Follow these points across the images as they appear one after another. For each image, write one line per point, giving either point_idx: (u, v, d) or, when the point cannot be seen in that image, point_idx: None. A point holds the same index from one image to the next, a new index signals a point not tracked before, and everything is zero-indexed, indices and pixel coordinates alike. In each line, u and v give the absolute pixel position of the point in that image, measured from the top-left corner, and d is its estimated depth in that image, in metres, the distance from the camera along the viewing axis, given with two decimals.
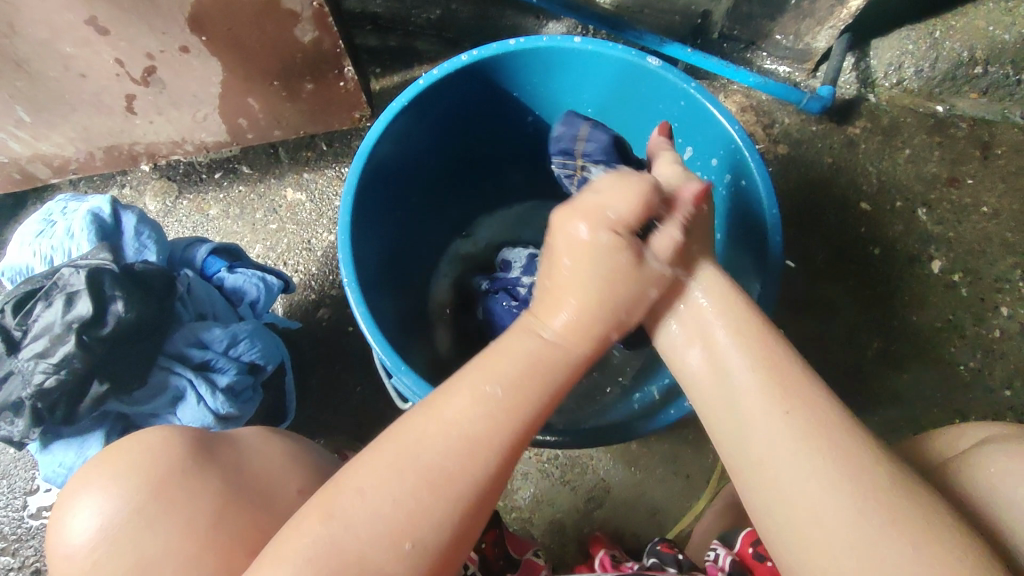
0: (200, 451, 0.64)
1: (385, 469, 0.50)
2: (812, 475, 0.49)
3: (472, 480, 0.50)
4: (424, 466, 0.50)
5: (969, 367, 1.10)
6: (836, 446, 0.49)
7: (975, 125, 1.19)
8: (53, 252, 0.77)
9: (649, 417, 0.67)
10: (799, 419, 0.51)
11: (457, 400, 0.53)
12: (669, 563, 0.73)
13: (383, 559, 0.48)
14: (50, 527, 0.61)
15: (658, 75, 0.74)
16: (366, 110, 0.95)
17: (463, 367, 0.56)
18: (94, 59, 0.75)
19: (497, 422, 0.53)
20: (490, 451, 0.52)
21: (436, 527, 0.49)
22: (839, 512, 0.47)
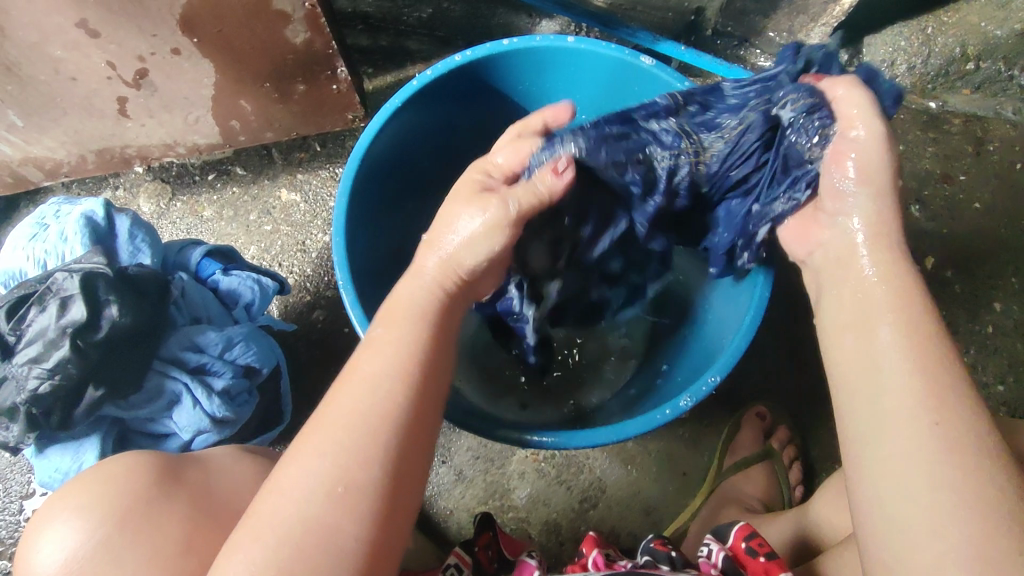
0: (167, 472, 0.64)
1: (327, 428, 0.53)
2: (947, 484, 0.47)
3: (397, 415, 0.54)
4: (348, 415, 0.53)
5: (964, 363, 1.10)
6: (957, 416, 0.49)
7: (969, 120, 1.20)
8: (45, 257, 0.76)
9: (644, 418, 0.67)
10: (952, 430, 0.48)
11: (368, 353, 0.58)
12: (662, 560, 0.72)
13: (325, 510, 0.50)
14: (20, 554, 0.62)
15: (651, 74, 0.74)
16: (359, 110, 0.95)
17: (379, 329, 0.60)
18: (84, 62, 0.75)
19: (410, 360, 0.57)
20: (396, 389, 0.55)
21: (365, 467, 0.51)
22: (952, 514, 0.46)
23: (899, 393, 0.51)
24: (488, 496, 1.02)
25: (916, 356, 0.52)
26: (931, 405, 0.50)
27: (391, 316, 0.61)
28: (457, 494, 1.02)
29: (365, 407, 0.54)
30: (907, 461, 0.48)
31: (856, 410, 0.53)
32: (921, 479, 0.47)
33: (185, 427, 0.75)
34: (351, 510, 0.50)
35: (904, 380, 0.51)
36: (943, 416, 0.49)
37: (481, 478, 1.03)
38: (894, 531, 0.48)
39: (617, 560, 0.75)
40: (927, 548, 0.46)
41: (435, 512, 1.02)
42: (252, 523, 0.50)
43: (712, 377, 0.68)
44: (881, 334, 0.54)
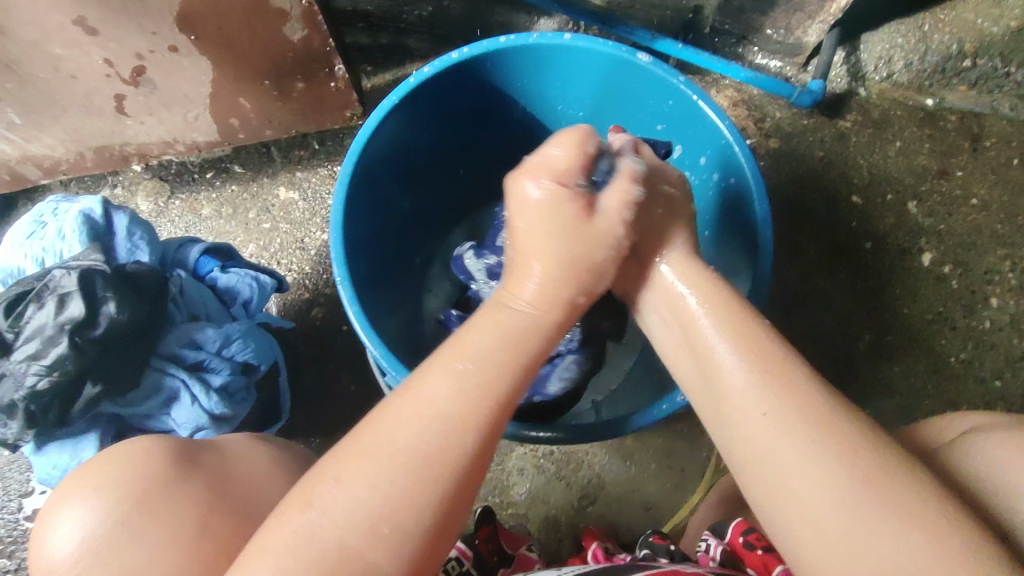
0: (185, 455, 0.64)
1: (418, 400, 0.50)
2: (802, 457, 0.47)
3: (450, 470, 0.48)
4: (440, 395, 0.50)
5: (961, 358, 1.11)
6: (790, 394, 0.50)
7: (966, 117, 1.20)
8: (44, 254, 0.76)
9: (641, 413, 0.68)
10: (779, 403, 0.50)
11: (493, 329, 0.55)
12: (661, 554, 0.73)
13: (410, 486, 0.47)
14: (37, 535, 0.61)
15: (648, 71, 0.74)
16: (357, 108, 0.95)
17: (523, 305, 0.58)
18: (82, 59, 0.75)
19: (517, 344, 0.55)
20: (508, 368, 0.53)
21: (457, 447, 0.49)
22: (838, 485, 0.46)
23: (739, 396, 0.52)
24: (487, 492, 1.02)
25: (744, 347, 0.53)
26: (761, 386, 0.51)
27: (559, 292, 0.59)
28: None
29: (427, 442, 0.49)
30: (779, 441, 0.49)
31: (710, 410, 0.55)
32: (807, 461, 0.47)
33: (183, 424, 0.75)
34: (429, 488, 0.48)
35: (740, 374, 0.52)
36: (772, 404, 0.50)
37: None
38: (784, 507, 0.48)
39: (617, 554, 0.76)
40: (809, 519, 0.46)
41: None
42: (327, 492, 0.47)
43: None
44: (704, 330, 0.56)
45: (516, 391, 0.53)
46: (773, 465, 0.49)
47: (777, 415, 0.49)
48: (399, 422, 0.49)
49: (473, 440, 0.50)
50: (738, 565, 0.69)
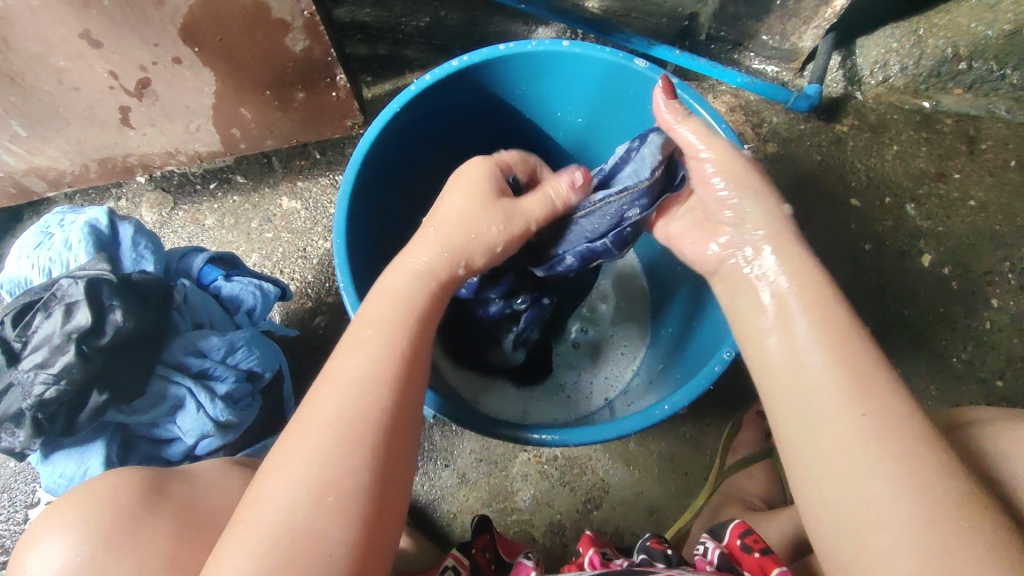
0: (153, 488, 0.64)
1: (308, 440, 0.51)
2: (883, 472, 0.46)
3: (373, 433, 0.52)
4: (326, 426, 0.52)
5: (962, 359, 1.11)
6: (886, 404, 0.49)
7: (961, 121, 1.22)
8: (50, 264, 0.77)
9: (643, 414, 0.68)
10: (880, 421, 0.48)
11: (354, 355, 0.56)
12: (658, 559, 0.72)
13: (309, 515, 0.48)
14: (11, 568, 0.61)
15: (644, 77, 0.75)
16: (358, 117, 0.96)
17: (365, 333, 0.58)
18: (87, 72, 0.76)
19: (390, 366, 0.56)
20: (386, 393, 0.54)
21: (355, 473, 0.50)
22: (907, 511, 0.45)
23: (826, 397, 0.50)
24: (490, 499, 1.02)
25: (839, 349, 0.51)
26: (848, 388, 0.50)
27: (381, 317, 0.59)
28: (460, 497, 1.03)
29: (348, 413, 0.53)
30: (853, 449, 0.48)
31: (782, 404, 0.53)
32: (885, 472, 0.46)
33: (188, 432, 0.75)
34: (333, 515, 0.48)
35: (830, 374, 0.51)
36: (868, 405, 0.49)
37: (483, 480, 1.03)
38: (852, 521, 0.47)
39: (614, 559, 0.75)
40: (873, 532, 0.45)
41: (438, 515, 1.02)
42: (234, 538, 0.48)
43: (710, 374, 0.68)
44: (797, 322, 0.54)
45: (397, 412, 0.54)
46: (840, 479, 0.48)
47: (874, 417, 0.48)
48: (323, 400, 0.54)
49: (379, 404, 0.54)
50: (735, 568, 0.69)
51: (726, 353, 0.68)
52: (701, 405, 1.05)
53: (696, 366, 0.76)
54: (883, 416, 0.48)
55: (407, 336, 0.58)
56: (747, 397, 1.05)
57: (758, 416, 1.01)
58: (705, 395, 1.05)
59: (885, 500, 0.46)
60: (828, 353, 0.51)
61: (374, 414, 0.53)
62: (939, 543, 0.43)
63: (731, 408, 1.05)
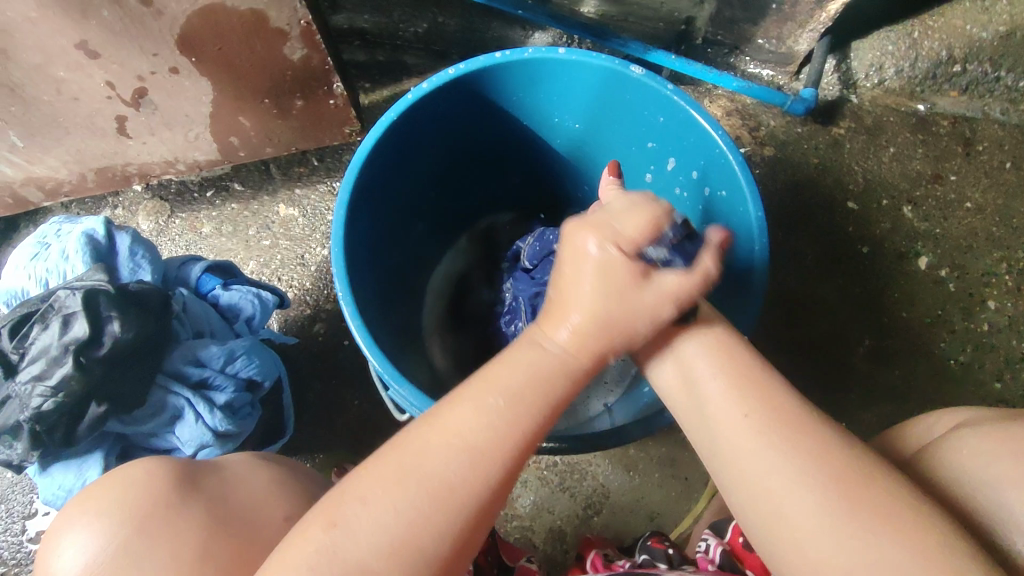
0: (186, 480, 0.64)
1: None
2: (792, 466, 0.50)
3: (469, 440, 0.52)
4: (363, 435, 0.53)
5: (960, 361, 1.11)
6: (758, 398, 0.54)
7: (957, 122, 1.22)
8: (48, 275, 0.77)
9: (643, 421, 0.68)
10: (759, 416, 0.53)
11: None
12: (660, 559, 0.72)
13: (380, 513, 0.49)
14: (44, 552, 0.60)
15: (641, 83, 0.75)
16: (356, 124, 0.96)
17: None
18: (85, 82, 0.76)
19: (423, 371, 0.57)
20: (424, 395, 0.55)
21: (437, 474, 0.50)
22: (813, 494, 0.49)
23: (719, 398, 0.56)
24: None
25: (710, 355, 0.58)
26: (727, 390, 0.55)
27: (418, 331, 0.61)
28: None
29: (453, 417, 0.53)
30: (745, 447, 0.52)
31: (692, 428, 0.58)
32: (771, 459, 0.51)
33: (187, 442, 0.75)
34: (402, 514, 0.49)
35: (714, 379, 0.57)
36: (751, 406, 0.54)
37: None
38: (765, 514, 0.51)
39: (616, 560, 0.75)
40: (795, 528, 0.49)
41: None
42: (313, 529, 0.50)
43: None
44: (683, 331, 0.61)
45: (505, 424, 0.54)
46: (745, 474, 0.52)
47: (754, 415, 0.53)
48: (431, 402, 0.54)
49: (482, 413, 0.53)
50: (738, 565, 0.69)
51: None
52: None
53: None
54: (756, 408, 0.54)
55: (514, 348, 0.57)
56: None
57: None
58: None
59: (785, 487, 0.50)
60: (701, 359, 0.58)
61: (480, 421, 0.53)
62: (842, 517, 0.48)
63: None
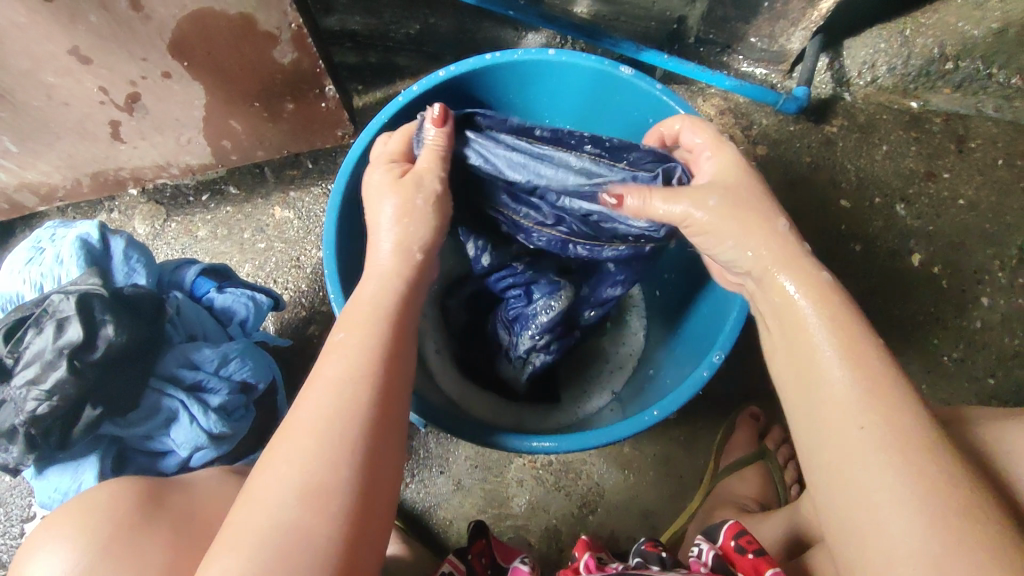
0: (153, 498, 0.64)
1: (292, 440, 0.53)
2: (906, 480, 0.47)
3: (361, 417, 0.54)
4: (315, 423, 0.53)
5: (953, 358, 1.11)
6: (894, 406, 0.49)
7: (951, 119, 1.23)
8: (41, 279, 0.77)
9: (633, 420, 0.68)
10: (880, 430, 0.48)
11: (331, 358, 0.57)
12: (653, 562, 0.71)
13: (297, 514, 0.49)
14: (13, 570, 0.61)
15: (630, 83, 0.75)
16: (348, 127, 0.97)
17: (340, 335, 0.60)
18: (76, 87, 0.77)
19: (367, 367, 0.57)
20: (362, 389, 0.56)
21: (339, 469, 0.51)
22: (915, 519, 0.45)
23: (839, 398, 0.51)
24: (486, 504, 1.03)
25: (843, 346, 0.52)
26: (859, 394, 0.50)
27: (358, 320, 0.60)
28: (455, 503, 1.03)
29: (336, 405, 0.54)
30: (858, 455, 0.49)
31: (802, 421, 0.53)
32: (887, 476, 0.47)
33: (183, 444, 0.75)
34: (321, 512, 0.49)
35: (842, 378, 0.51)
36: (868, 417, 0.49)
37: (478, 486, 1.04)
38: (861, 530, 0.48)
39: (608, 564, 0.75)
40: (880, 538, 0.46)
41: (434, 523, 1.03)
42: (224, 539, 0.49)
43: (701, 375, 0.68)
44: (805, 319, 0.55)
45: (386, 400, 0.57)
46: (849, 482, 0.49)
47: (874, 428, 0.49)
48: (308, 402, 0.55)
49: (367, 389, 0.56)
50: (729, 568, 0.69)
51: (716, 357, 0.68)
52: (694, 408, 1.05)
53: (688, 368, 0.76)
54: (882, 418, 0.49)
55: (378, 332, 0.60)
56: (740, 400, 1.05)
57: (751, 418, 1.01)
58: (699, 397, 1.06)
59: (893, 510, 0.46)
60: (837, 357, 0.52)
61: (355, 405, 0.54)
62: (942, 550, 0.44)
63: (725, 411, 1.05)
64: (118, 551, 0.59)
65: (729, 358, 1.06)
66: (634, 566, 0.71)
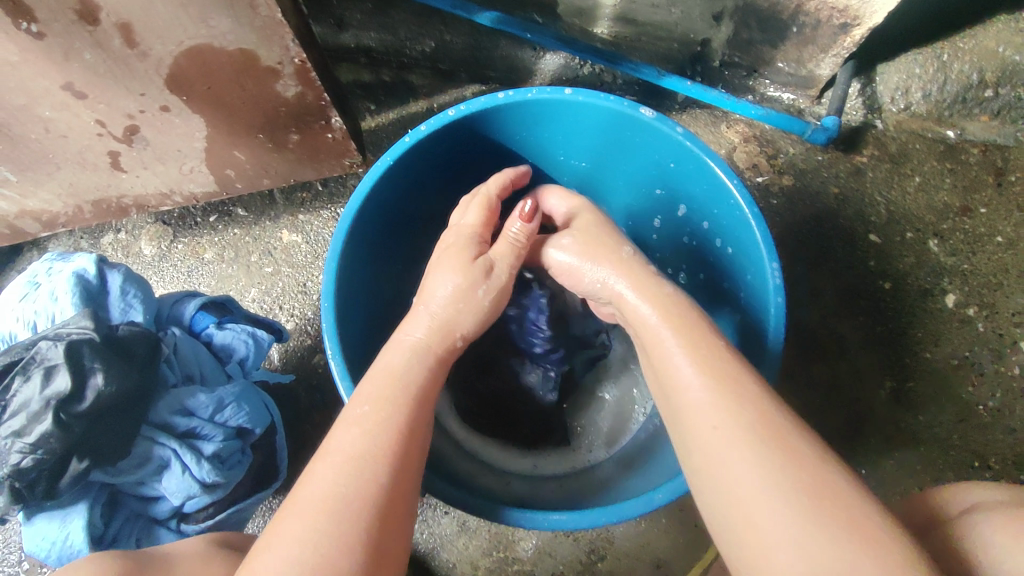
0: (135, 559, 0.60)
1: (300, 524, 0.47)
2: (791, 483, 0.46)
3: (379, 485, 0.50)
4: (323, 500, 0.48)
5: (989, 407, 1.05)
6: (785, 441, 0.49)
7: (988, 150, 1.17)
8: (35, 317, 0.75)
9: (645, 500, 0.62)
10: (783, 459, 0.48)
11: (348, 432, 0.53)
12: None
13: None
14: None
15: (652, 127, 0.71)
16: (356, 156, 0.93)
17: (363, 408, 0.55)
18: (74, 121, 0.74)
19: (386, 441, 0.53)
20: (383, 466, 0.51)
21: (347, 557, 0.46)
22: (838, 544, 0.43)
23: (736, 437, 0.50)
24: (490, 548, 0.99)
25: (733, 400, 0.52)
26: (752, 436, 0.49)
27: (376, 392, 0.57)
28: (459, 545, 1.00)
29: (348, 488, 0.49)
30: (766, 489, 0.47)
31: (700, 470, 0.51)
32: (785, 505, 0.45)
33: (174, 493, 0.73)
34: None
35: (743, 421, 0.50)
36: (753, 452, 0.49)
37: (484, 528, 1.00)
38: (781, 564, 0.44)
39: None
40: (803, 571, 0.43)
41: (437, 564, 0.99)
42: None
43: None
44: (683, 377, 0.56)
45: (404, 481, 0.52)
46: (759, 514, 0.46)
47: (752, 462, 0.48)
48: (317, 477, 0.50)
49: (388, 473, 0.51)
50: None
51: None
52: None
53: None
54: (778, 453, 0.48)
55: (407, 410, 0.56)
56: None
57: None
58: None
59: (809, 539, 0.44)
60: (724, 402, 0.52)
61: (373, 490, 0.50)
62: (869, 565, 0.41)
63: None
64: None
65: None
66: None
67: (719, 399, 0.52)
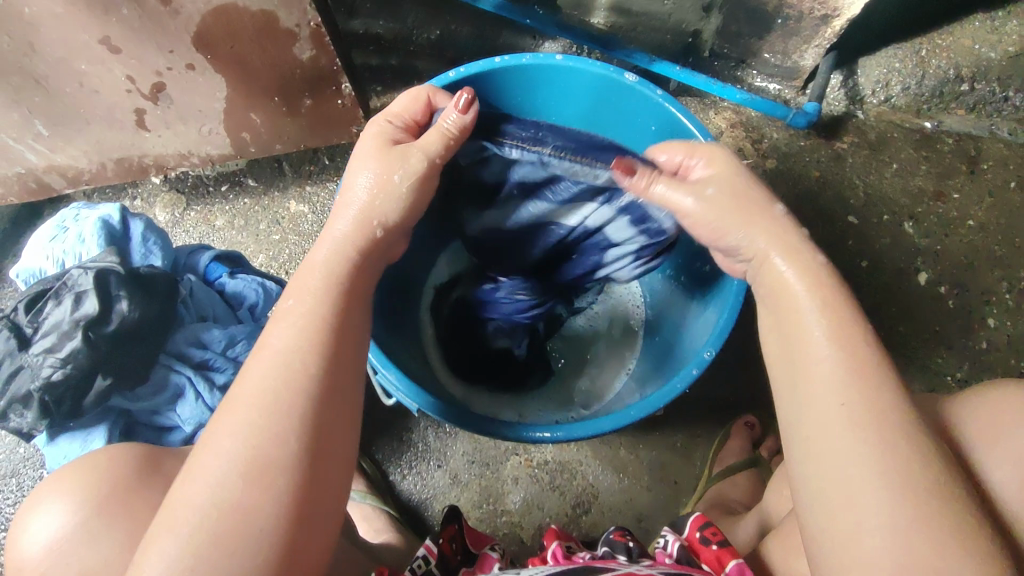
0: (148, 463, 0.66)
1: (242, 415, 0.53)
2: (867, 444, 0.49)
3: (303, 373, 0.55)
4: (259, 395, 0.53)
5: (957, 378, 1.11)
6: (876, 397, 0.51)
7: (962, 140, 1.23)
8: (64, 256, 0.81)
9: (615, 416, 0.70)
10: (867, 415, 0.50)
11: (278, 327, 0.57)
12: (619, 551, 0.71)
13: (239, 490, 0.50)
14: (14, 529, 0.64)
15: (635, 90, 0.77)
16: (363, 125, 1.00)
17: (289, 301, 0.60)
18: (106, 76, 0.81)
19: (314, 330, 0.57)
20: (307, 357, 0.56)
21: (281, 445, 0.52)
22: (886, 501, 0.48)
23: (824, 385, 0.52)
24: (480, 500, 1.04)
25: (849, 353, 0.53)
26: (848, 381, 0.52)
27: (301, 289, 0.60)
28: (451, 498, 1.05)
29: (277, 382, 0.54)
30: (840, 439, 0.50)
31: (784, 404, 0.56)
32: (859, 455, 0.49)
33: (188, 420, 0.78)
34: (262, 487, 0.50)
35: (830, 366, 0.53)
36: (846, 398, 0.51)
37: (475, 482, 1.05)
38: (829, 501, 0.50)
39: (577, 552, 0.75)
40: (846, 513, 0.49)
41: (429, 514, 1.04)
42: (162, 520, 0.50)
43: (691, 371, 0.70)
44: (800, 311, 0.56)
45: (327, 370, 0.56)
46: (823, 457, 0.51)
47: (850, 410, 0.51)
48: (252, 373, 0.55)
49: (315, 363, 0.55)
50: (693, 559, 0.69)
51: (705, 354, 0.71)
52: (692, 416, 1.06)
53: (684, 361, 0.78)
54: (864, 407, 0.50)
55: (332, 302, 0.60)
56: (738, 409, 1.06)
57: (746, 426, 1.02)
58: (696, 405, 1.07)
59: (862, 485, 0.49)
60: (837, 348, 0.53)
61: (301, 380, 0.54)
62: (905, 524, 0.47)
63: (721, 420, 1.06)
64: (109, 509, 0.61)
65: (725, 368, 1.08)
66: (601, 556, 0.71)
67: (852, 352, 0.53)
